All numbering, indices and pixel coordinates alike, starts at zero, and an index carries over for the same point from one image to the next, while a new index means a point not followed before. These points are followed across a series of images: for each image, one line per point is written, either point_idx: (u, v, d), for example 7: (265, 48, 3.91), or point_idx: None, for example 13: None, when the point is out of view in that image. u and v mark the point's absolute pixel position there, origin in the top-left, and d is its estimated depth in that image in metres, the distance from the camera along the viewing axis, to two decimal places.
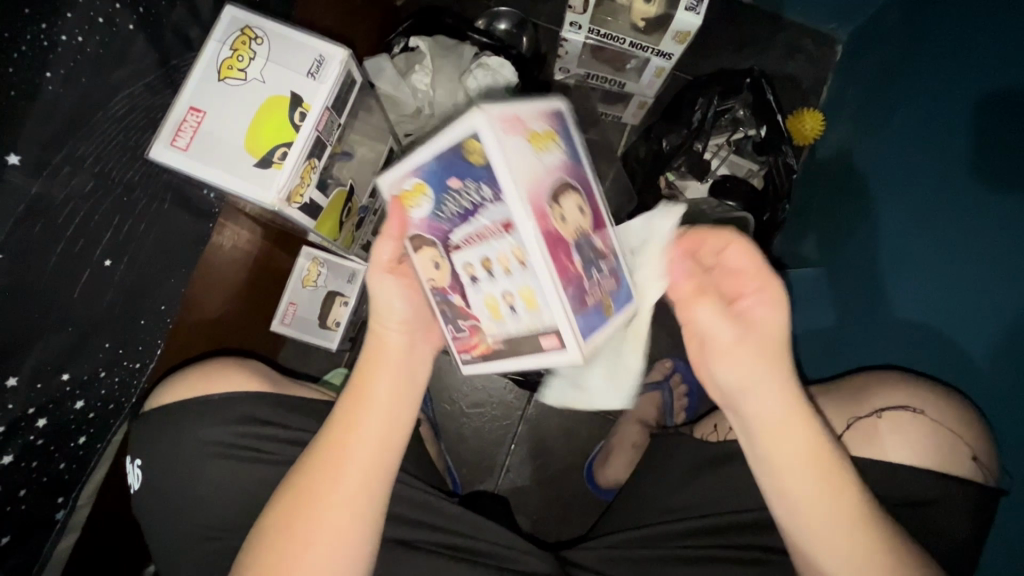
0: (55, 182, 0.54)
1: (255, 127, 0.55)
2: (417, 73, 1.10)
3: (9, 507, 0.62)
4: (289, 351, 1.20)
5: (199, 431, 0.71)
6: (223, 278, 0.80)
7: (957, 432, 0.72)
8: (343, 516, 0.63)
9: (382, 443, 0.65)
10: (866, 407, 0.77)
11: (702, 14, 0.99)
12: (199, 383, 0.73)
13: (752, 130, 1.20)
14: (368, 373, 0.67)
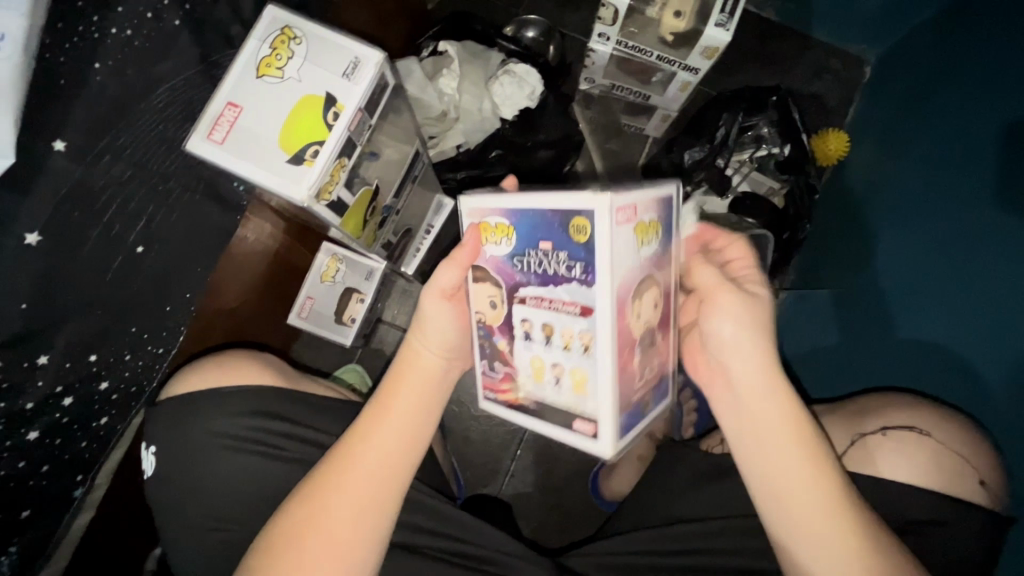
0: (96, 169, 0.57)
1: (289, 125, 0.56)
2: (445, 77, 1.13)
3: (31, 482, 0.63)
4: (302, 345, 1.21)
5: (211, 421, 0.72)
6: (243, 273, 0.81)
7: (965, 455, 0.69)
8: (352, 528, 0.63)
9: (397, 455, 0.67)
10: (872, 424, 0.75)
11: (732, 30, 0.99)
12: (218, 372, 0.74)
13: (775, 147, 1.18)
14: (394, 384, 0.69)
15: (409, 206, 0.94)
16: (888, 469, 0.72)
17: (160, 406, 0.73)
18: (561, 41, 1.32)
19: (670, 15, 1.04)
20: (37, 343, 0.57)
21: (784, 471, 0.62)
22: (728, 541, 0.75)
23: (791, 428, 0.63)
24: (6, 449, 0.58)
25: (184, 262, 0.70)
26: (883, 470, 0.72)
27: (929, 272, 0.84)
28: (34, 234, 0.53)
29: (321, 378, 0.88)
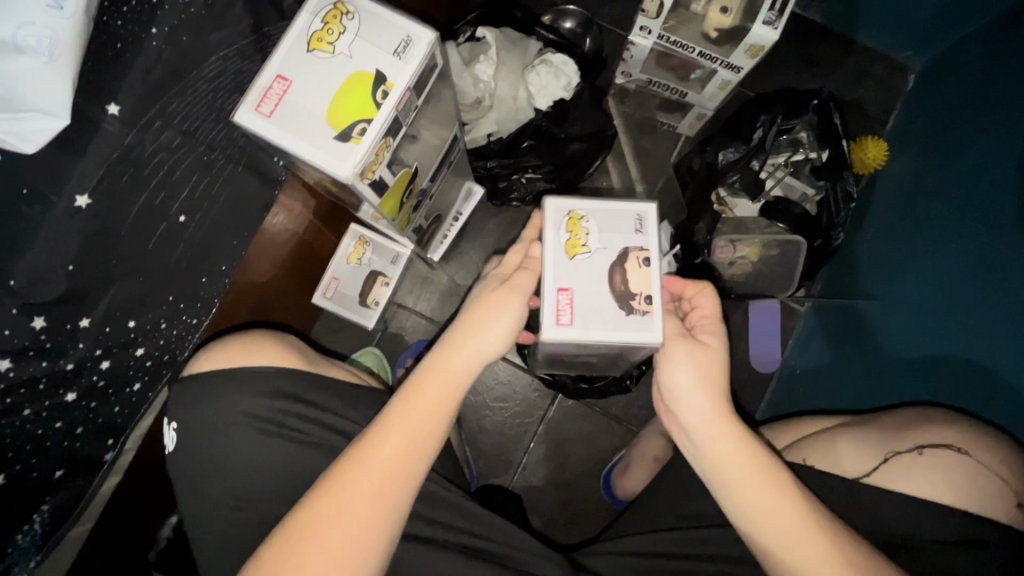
0: (146, 134, 0.54)
1: (337, 101, 0.55)
2: (481, 63, 1.09)
3: (67, 443, 0.58)
4: (323, 325, 1.22)
5: (235, 400, 0.72)
6: (272, 249, 0.81)
7: (1001, 473, 0.65)
8: (350, 549, 0.60)
9: (396, 474, 0.62)
10: (909, 441, 0.69)
11: (779, 29, 0.96)
12: (242, 350, 0.74)
13: (812, 152, 1.16)
14: (400, 404, 0.65)
15: (439, 192, 0.92)
16: (922, 489, 0.67)
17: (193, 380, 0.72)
18: (597, 35, 1.28)
19: (715, 11, 1.01)
20: (81, 305, 0.52)
21: (758, 507, 0.61)
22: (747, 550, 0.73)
23: (758, 464, 0.63)
24: (45, 410, 0.53)
25: (224, 234, 0.66)
26: (915, 488, 0.67)
27: (970, 288, 0.83)
28: (84, 196, 0.49)
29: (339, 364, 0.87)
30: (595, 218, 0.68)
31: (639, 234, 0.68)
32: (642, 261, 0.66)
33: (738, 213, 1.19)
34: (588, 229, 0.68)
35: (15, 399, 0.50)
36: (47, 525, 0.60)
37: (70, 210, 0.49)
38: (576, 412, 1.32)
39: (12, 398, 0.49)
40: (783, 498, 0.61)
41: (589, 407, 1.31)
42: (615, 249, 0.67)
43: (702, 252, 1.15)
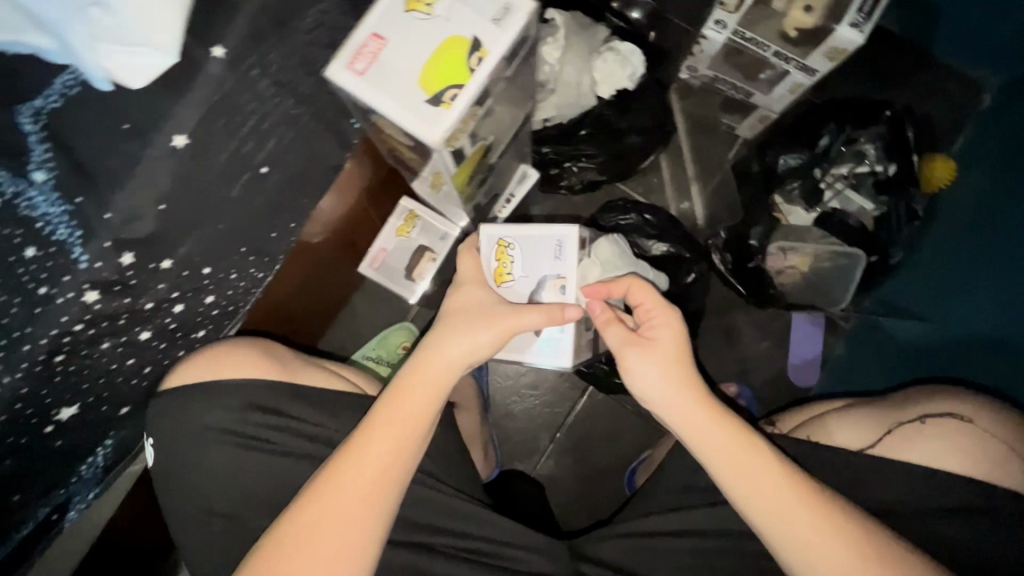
0: (243, 81, 0.52)
1: (432, 64, 0.55)
2: (548, 46, 1.04)
3: (133, 381, 0.59)
4: (361, 298, 1.21)
5: (209, 416, 0.67)
6: (332, 209, 0.82)
7: (1008, 440, 0.65)
8: (337, 543, 0.60)
9: (382, 475, 0.63)
10: (911, 411, 0.70)
11: (865, 32, 0.92)
12: (209, 364, 0.67)
13: (878, 165, 1.06)
14: (384, 410, 0.65)
15: (494, 173, 0.89)
16: (929, 457, 0.67)
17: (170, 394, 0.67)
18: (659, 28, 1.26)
19: (798, 10, 0.98)
20: (163, 246, 0.52)
21: (776, 517, 0.60)
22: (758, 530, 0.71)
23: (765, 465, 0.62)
24: (122, 344, 0.54)
25: (298, 194, 0.65)
26: (924, 459, 0.67)
27: None
28: (181, 136, 0.49)
29: (331, 364, 0.79)
30: (520, 248, 0.74)
31: (558, 262, 0.73)
32: (557, 288, 0.73)
33: (791, 223, 1.12)
34: (514, 256, 0.74)
35: (96, 332, 0.51)
36: (108, 460, 0.61)
37: (166, 149, 0.48)
38: (605, 407, 1.30)
39: (95, 330, 0.50)
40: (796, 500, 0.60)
41: (619, 403, 1.30)
42: (533, 279, 0.73)
43: (755, 258, 1.13)
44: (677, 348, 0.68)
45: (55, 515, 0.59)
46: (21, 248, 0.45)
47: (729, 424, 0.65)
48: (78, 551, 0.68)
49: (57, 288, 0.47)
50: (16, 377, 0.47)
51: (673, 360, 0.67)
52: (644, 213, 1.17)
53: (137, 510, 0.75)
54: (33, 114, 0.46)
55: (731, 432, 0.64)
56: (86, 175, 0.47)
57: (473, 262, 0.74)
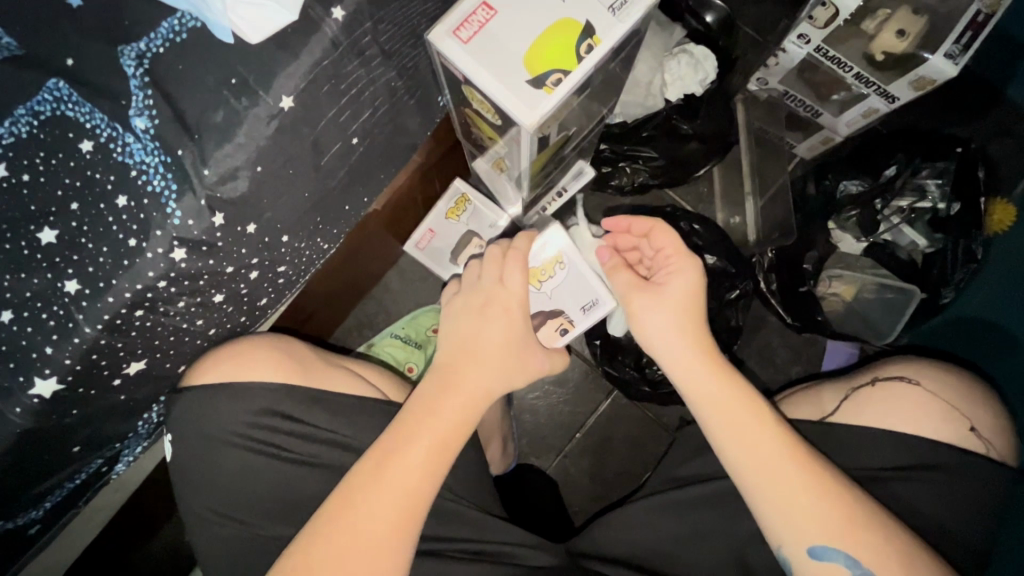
0: (353, 49, 0.50)
1: (539, 45, 0.52)
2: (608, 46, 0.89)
3: (195, 341, 0.57)
4: (394, 274, 1.09)
5: (227, 416, 0.60)
6: (395, 184, 0.76)
7: (952, 398, 0.62)
8: (363, 560, 0.51)
9: (414, 492, 0.54)
10: (863, 375, 0.67)
11: (961, 65, 0.86)
12: (227, 365, 0.59)
13: (940, 203, 0.97)
14: (418, 421, 0.56)
15: (551, 163, 0.83)
16: (884, 418, 0.62)
17: (195, 390, 0.58)
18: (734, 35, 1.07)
19: (889, 34, 0.92)
20: (250, 210, 0.50)
21: (807, 530, 0.54)
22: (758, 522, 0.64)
23: (788, 460, 0.56)
24: (194, 305, 0.52)
25: (376, 167, 0.61)
26: (877, 419, 0.62)
27: None
28: (289, 98, 0.48)
29: (351, 362, 0.71)
30: (568, 271, 0.74)
31: (580, 313, 0.75)
32: (560, 328, 0.76)
33: (839, 249, 1.07)
34: (557, 273, 0.74)
35: (176, 290, 0.50)
36: (163, 418, 0.61)
37: (273, 109, 0.48)
38: (631, 413, 1.18)
39: (175, 288, 0.49)
40: (830, 514, 0.54)
41: (645, 411, 1.18)
42: (553, 305, 0.76)
43: (807, 282, 1.05)
44: (686, 298, 0.65)
45: (106, 466, 0.59)
46: (114, 196, 0.45)
47: (778, 442, 0.57)
48: (119, 497, 0.68)
49: (145, 242, 0.46)
50: (96, 328, 0.47)
51: (681, 308, 0.64)
52: (694, 223, 1.07)
53: (142, 469, 0.69)
54: (136, 56, 0.46)
55: (777, 438, 0.57)
56: (189, 128, 0.46)
57: (520, 274, 0.63)
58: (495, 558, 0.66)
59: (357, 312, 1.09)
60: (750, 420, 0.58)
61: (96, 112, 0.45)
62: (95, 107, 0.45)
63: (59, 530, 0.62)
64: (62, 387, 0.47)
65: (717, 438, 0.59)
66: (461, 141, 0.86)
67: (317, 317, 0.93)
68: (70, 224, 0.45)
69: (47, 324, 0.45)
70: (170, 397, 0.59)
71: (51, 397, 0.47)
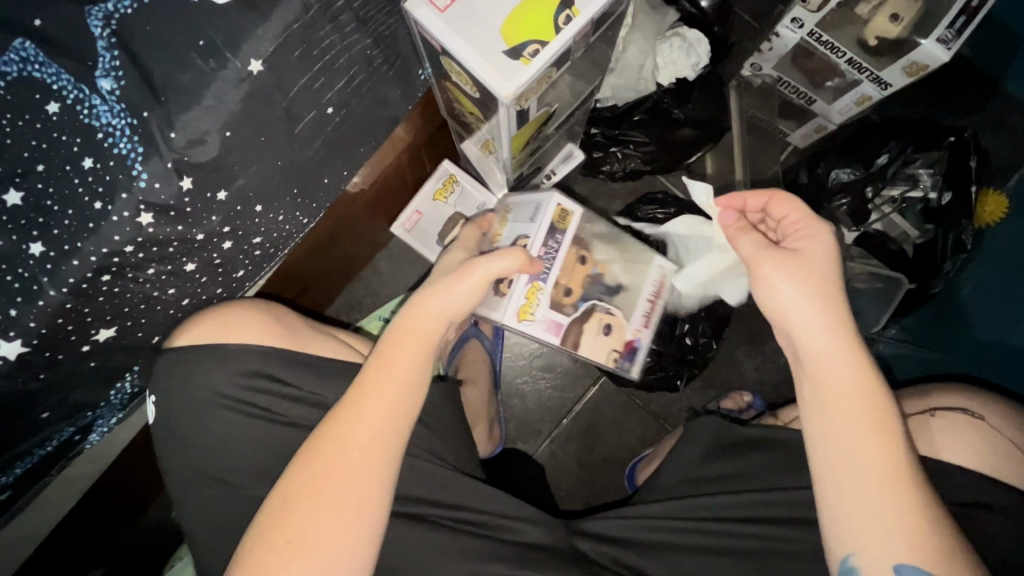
0: (326, 15, 0.49)
1: (516, 14, 0.51)
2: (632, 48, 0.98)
3: (167, 310, 0.57)
4: (382, 256, 1.09)
5: (213, 377, 0.60)
6: (382, 161, 0.76)
7: (1013, 437, 0.62)
8: (332, 507, 0.52)
9: (367, 435, 0.54)
10: (920, 405, 0.66)
11: (953, 50, 0.85)
12: (217, 326, 0.59)
13: (932, 192, 0.96)
14: (376, 368, 0.58)
15: (535, 142, 0.82)
16: (940, 448, 0.62)
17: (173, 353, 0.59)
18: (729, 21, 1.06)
19: (883, 17, 0.90)
20: (221, 176, 0.50)
21: (865, 505, 0.50)
22: (738, 503, 0.65)
23: (890, 449, 0.52)
24: (166, 272, 0.52)
25: (354, 139, 0.60)
26: (932, 449, 0.62)
27: None
28: (257, 61, 0.47)
29: (340, 333, 0.72)
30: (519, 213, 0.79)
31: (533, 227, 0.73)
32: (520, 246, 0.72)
33: None
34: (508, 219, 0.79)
35: (145, 256, 0.49)
36: (138, 388, 0.61)
37: (242, 72, 0.47)
38: (619, 399, 1.19)
39: (143, 255, 0.49)
40: (908, 512, 0.49)
41: (633, 398, 1.18)
42: (511, 237, 0.75)
43: None
44: (820, 264, 0.57)
45: (79, 435, 0.59)
46: (80, 157, 0.45)
47: (878, 408, 0.53)
48: (94, 470, 0.68)
49: (112, 205, 0.45)
50: (62, 291, 0.46)
51: (811, 272, 0.57)
52: (684, 209, 1.06)
53: (119, 444, 0.69)
54: (102, 16, 0.45)
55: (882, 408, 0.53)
56: (156, 90, 0.45)
57: None
58: (473, 537, 0.65)
59: (346, 294, 1.09)
60: (862, 404, 0.53)
61: (61, 72, 0.45)
62: (61, 68, 0.45)
63: (37, 502, 0.63)
64: (28, 350, 0.47)
65: (823, 410, 0.54)
66: (448, 120, 0.85)
67: (304, 297, 0.93)
68: (35, 185, 0.45)
69: (11, 286, 0.45)
70: (147, 363, 0.59)
71: (16, 358, 0.47)
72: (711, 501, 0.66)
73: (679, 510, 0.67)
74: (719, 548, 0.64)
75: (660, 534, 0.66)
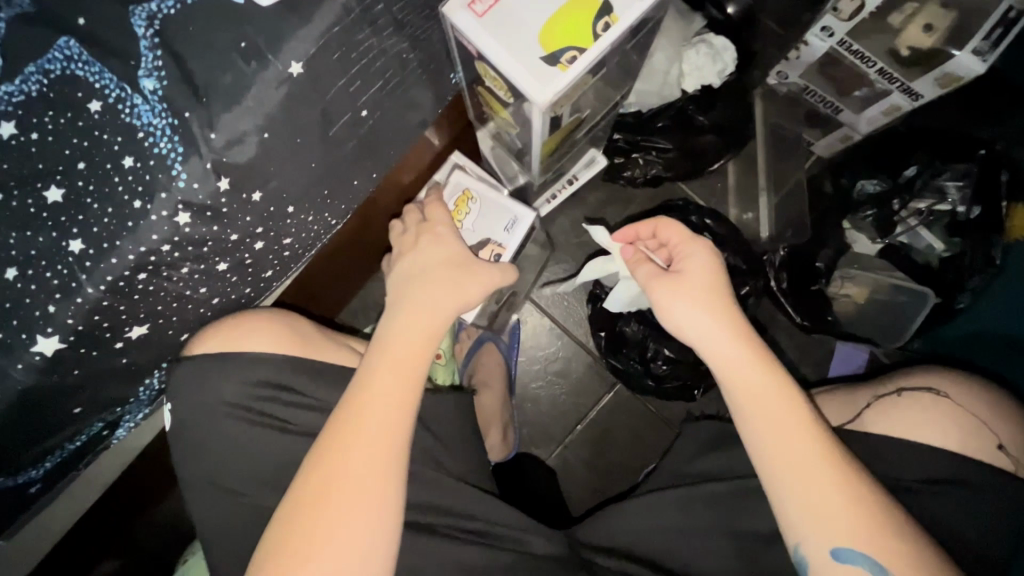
0: (366, 20, 0.49)
1: (555, 20, 0.51)
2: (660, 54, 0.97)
3: (197, 308, 0.57)
4: None
5: (226, 386, 0.60)
6: (407, 163, 0.76)
7: (976, 411, 0.61)
8: (353, 486, 0.53)
9: (392, 416, 0.56)
10: (888, 385, 0.66)
11: (988, 63, 0.84)
12: (226, 337, 0.59)
13: (960, 206, 0.92)
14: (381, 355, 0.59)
15: (561, 148, 0.82)
16: (909, 430, 0.62)
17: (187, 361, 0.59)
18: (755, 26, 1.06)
19: (915, 27, 0.89)
20: (255, 178, 0.50)
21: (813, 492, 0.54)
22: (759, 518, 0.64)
23: (819, 449, 0.55)
24: (199, 271, 0.52)
25: (385, 142, 0.60)
26: (892, 428, 0.63)
27: None
28: (298, 63, 0.47)
29: (349, 340, 0.72)
30: (480, 204, 0.80)
31: (505, 233, 0.79)
32: (493, 253, 0.79)
33: (854, 250, 1.05)
34: (471, 210, 0.80)
35: (180, 255, 0.49)
36: (163, 386, 0.61)
37: (282, 74, 0.47)
38: (633, 408, 1.18)
39: (180, 254, 0.49)
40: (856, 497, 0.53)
41: (647, 405, 1.17)
42: (478, 236, 0.79)
43: (819, 281, 1.05)
44: (707, 280, 0.64)
45: (107, 430, 0.59)
46: (121, 156, 0.45)
47: (789, 405, 0.58)
48: (119, 464, 0.68)
49: (150, 204, 0.46)
50: (100, 289, 0.46)
51: (707, 289, 0.63)
52: (706, 217, 1.06)
53: (142, 439, 0.69)
54: (146, 16, 0.45)
55: (793, 403, 0.58)
56: (197, 90, 0.45)
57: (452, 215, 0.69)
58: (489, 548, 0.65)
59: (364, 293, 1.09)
60: (782, 408, 0.57)
61: (104, 71, 0.45)
62: (104, 68, 0.45)
63: (61, 496, 0.63)
64: (64, 347, 0.47)
65: (748, 425, 0.58)
66: (472, 122, 0.85)
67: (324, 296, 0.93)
68: (77, 184, 0.45)
69: (50, 283, 0.45)
70: (170, 364, 0.59)
71: (53, 355, 0.47)
72: (722, 508, 0.65)
73: (701, 524, 0.66)
74: (741, 564, 0.63)
75: (679, 546, 0.66)
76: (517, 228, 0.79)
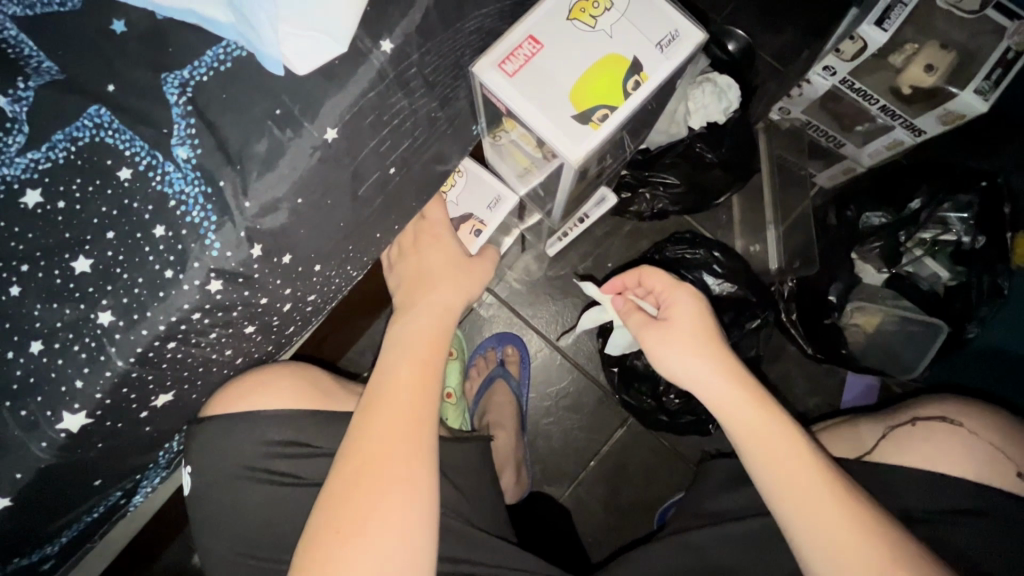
0: (398, 83, 0.50)
1: (585, 80, 0.52)
2: None
3: (220, 370, 0.55)
4: None
5: (246, 445, 0.58)
6: None
7: (992, 439, 0.60)
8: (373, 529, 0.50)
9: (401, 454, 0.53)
10: (900, 414, 0.64)
11: (991, 101, 0.84)
12: (248, 401, 0.57)
13: (964, 236, 0.93)
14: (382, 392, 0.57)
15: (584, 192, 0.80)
16: (924, 458, 0.60)
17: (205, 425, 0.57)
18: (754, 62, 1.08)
19: (917, 68, 0.89)
20: (287, 241, 0.49)
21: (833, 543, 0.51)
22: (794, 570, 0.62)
23: (828, 492, 0.53)
24: (225, 335, 0.51)
25: (410, 194, 0.60)
26: (913, 460, 0.60)
27: None
28: (333, 129, 0.47)
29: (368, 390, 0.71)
30: (466, 177, 0.71)
31: (488, 211, 0.71)
32: (472, 230, 0.70)
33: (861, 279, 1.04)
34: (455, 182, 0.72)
35: (209, 321, 0.48)
36: (183, 448, 0.60)
37: (317, 140, 0.47)
38: (647, 441, 1.15)
39: (208, 320, 0.47)
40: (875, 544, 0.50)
41: (661, 440, 1.15)
42: (460, 210, 0.71)
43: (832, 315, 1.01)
44: (696, 322, 0.62)
45: (124, 498, 0.57)
46: (152, 225, 0.44)
47: (791, 452, 0.55)
48: (131, 527, 0.65)
49: (183, 273, 0.45)
50: (128, 360, 0.45)
51: (696, 333, 0.61)
52: (714, 250, 1.02)
53: (152, 501, 0.66)
54: (179, 84, 0.45)
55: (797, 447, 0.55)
56: (232, 157, 0.45)
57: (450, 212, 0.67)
58: None
59: None
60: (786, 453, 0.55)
61: (136, 139, 0.45)
62: (135, 135, 0.45)
63: (73, 566, 0.60)
64: (90, 422, 0.46)
65: (756, 470, 0.56)
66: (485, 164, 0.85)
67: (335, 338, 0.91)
68: (106, 253, 0.44)
69: (78, 356, 0.44)
70: (190, 429, 0.58)
71: (78, 431, 0.45)
72: (757, 549, 0.62)
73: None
74: None
75: None
76: (501, 207, 0.71)
